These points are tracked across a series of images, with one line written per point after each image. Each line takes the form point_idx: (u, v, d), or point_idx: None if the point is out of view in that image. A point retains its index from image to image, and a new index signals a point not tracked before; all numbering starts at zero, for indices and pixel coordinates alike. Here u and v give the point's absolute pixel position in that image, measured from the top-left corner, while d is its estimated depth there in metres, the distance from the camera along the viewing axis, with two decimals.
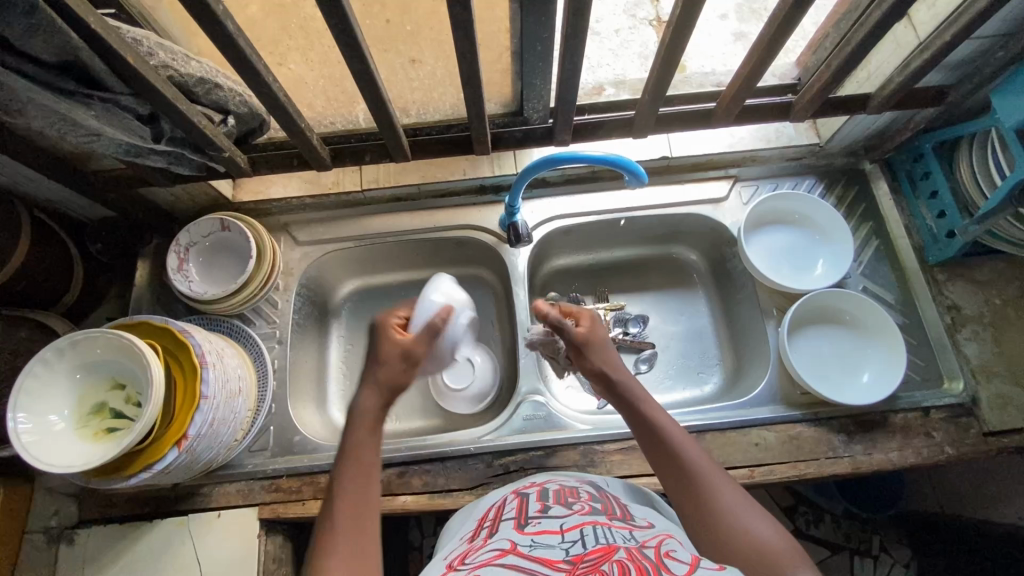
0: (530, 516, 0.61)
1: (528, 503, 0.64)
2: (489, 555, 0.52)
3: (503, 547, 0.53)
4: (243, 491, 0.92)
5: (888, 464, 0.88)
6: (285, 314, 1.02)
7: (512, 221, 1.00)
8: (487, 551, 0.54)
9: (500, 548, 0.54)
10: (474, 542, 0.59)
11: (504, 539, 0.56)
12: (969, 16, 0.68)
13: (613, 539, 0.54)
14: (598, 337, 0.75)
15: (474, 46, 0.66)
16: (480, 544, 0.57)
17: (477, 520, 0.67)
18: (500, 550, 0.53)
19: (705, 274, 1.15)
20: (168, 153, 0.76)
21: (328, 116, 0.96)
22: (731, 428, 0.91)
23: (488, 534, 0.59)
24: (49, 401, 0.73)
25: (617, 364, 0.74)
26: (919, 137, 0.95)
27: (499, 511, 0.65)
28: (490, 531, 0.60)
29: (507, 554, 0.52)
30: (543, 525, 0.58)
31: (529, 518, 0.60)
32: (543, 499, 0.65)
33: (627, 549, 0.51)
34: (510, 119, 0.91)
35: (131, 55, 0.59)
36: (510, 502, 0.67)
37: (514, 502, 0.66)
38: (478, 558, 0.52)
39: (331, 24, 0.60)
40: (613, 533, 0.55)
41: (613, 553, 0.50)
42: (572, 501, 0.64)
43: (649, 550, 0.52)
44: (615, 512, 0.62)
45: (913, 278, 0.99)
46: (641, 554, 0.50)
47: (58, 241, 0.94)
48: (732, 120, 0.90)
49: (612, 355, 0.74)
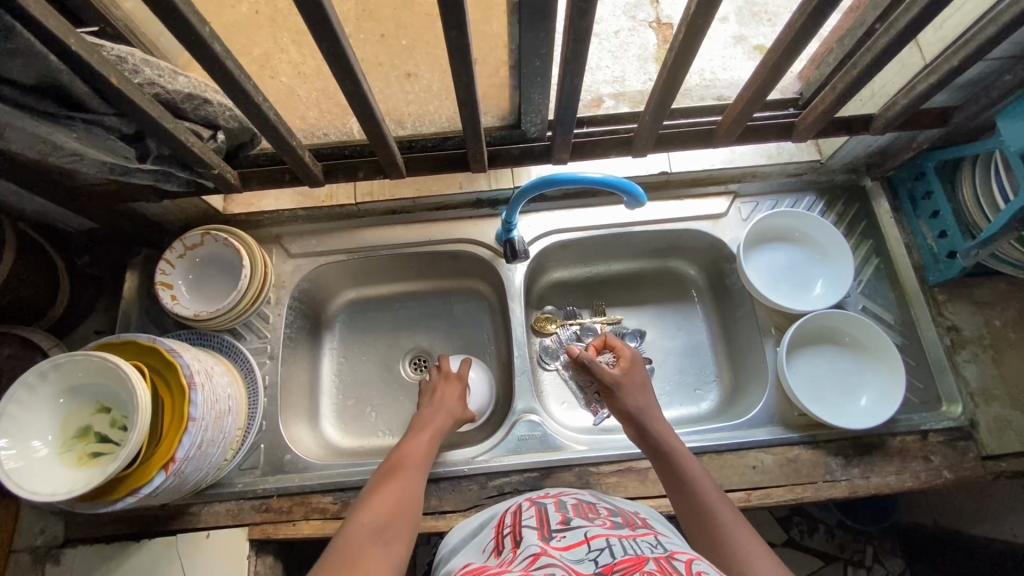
0: (553, 527, 0.59)
1: (548, 514, 0.63)
2: (523, 562, 0.52)
3: (535, 553, 0.53)
4: (232, 511, 0.90)
5: (886, 488, 0.88)
6: (277, 329, 1.00)
7: (507, 237, 0.98)
8: (518, 559, 0.54)
9: (532, 554, 0.54)
10: (499, 554, 0.58)
11: (532, 547, 0.55)
12: (978, 42, 0.67)
13: (641, 550, 0.53)
14: (636, 382, 0.85)
15: (470, 68, 0.64)
16: (509, 553, 0.57)
17: (494, 527, 0.66)
18: (532, 555, 0.53)
19: (703, 289, 1.14)
20: (155, 170, 0.74)
21: (321, 128, 0.91)
22: (728, 450, 0.90)
23: (513, 544, 0.58)
24: (32, 426, 0.71)
25: (648, 404, 0.82)
26: (922, 156, 0.94)
27: (517, 518, 0.64)
28: (515, 541, 0.59)
29: (540, 560, 0.52)
30: (569, 537, 0.57)
31: (553, 530, 0.59)
32: (563, 511, 0.63)
33: (657, 561, 0.50)
34: (508, 133, 0.89)
35: (114, 76, 0.56)
36: (526, 510, 0.65)
37: (531, 510, 0.65)
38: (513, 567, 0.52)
39: (322, 46, 0.58)
40: (640, 544, 0.55)
41: (643, 565, 0.49)
42: (593, 515, 0.62)
43: (678, 562, 0.51)
44: (636, 523, 0.62)
45: (913, 298, 0.98)
46: (671, 566, 0.50)
47: (45, 255, 0.92)
48: (735, 139, 0.88)
49: (644, 397, 0.83)
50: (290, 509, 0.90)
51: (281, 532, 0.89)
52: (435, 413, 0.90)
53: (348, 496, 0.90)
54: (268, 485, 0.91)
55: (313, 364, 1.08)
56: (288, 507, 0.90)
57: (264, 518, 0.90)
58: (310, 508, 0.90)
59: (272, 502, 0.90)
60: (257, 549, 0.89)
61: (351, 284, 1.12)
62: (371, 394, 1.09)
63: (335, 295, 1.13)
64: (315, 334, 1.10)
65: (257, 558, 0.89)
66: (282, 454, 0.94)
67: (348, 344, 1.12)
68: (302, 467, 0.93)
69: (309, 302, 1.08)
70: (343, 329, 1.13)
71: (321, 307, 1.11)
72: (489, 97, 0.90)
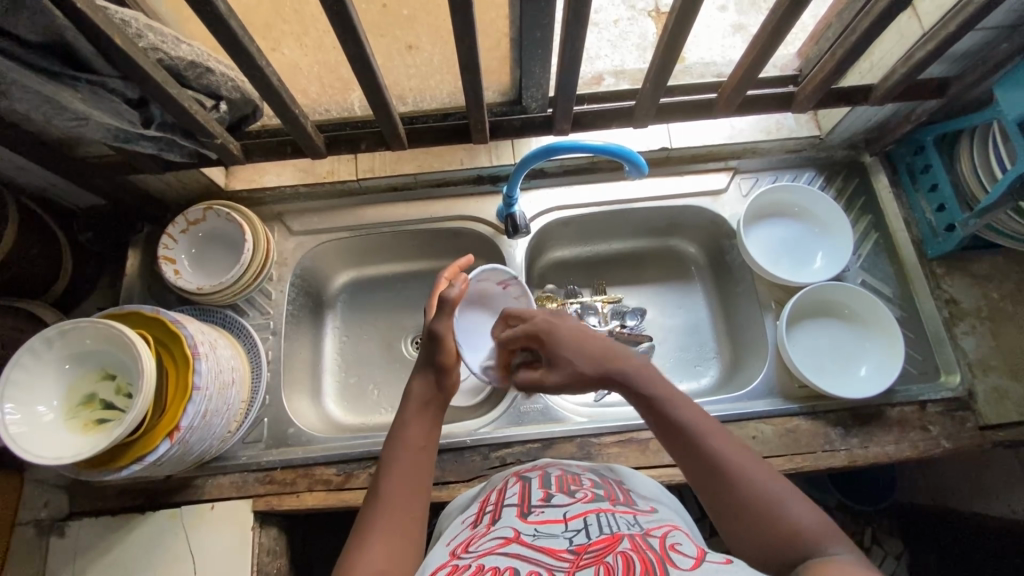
0: (534, 503, 0.59)
1: (531, 490, 0.62)
2: (492, 543, 0.52)
3: (506, 535, 0.53)
4: (236, 483, 0.90)
5: (884, 457, 0.88)
6: (279, 305, 1.01)
7: (510, 212, 0.98)
8: (489, 539, 0.54)
9: (503, 536, 0.53)
10: (476, 528, 0.58)
11: (507, 526, 0.55)
12: (976, 6, 0.67)
13: (617, 527, 0.53)
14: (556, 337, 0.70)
15: (472, 32, 0.65)
16: (484, 530, 0.57)
17: (478, 503, 0.66)
18: (503, 537, 0.53)
19: (703, 267, 1.14)
20: (159, 139, 0.75)
21: (322, 103, 0.93)
22: (727, 421, 0.91)
23: (491, 520, 0.58)
24: (39, 391, 0.72)
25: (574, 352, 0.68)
26: (920, 130, 0.94)
27: (501, 495, 0.64)
28: (493, 518, 0.59)
29: (510, 543, 0.52)
30: (547, 513, 0.57)
31: (532, 505, 0.59)
32: (546, 486, 0.63)
33: (631, 539, 0.51)
34: (508, 107, 0.90)
35: (119, 37, 0.57)
36: (511, 486, 0.65)
37: (516, 486, 0.65)
38: (482, 547, 0.52)
39: (325, 7, 0.59)
40: (618, 520, 0.55)
41: (616, 544, 0.50)
42: (575, 489, 0.62)
43: (653, 539, 0.51)
44: (618, 497, 0.61)
45: (912, 272, 0.99)
46: (645, 544, 0.50)
47: (47, 230, 0.92)
48: (734, 111, 0.89)
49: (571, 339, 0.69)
50: (293, 481, 0.91)
51: (284, 504, 0.89)
52: (414, 388, 0.69)
53: (351, 468, 0.91)
54: (272, 457, 0.92)
55: (314, 341, 1.08)
56: (292, 479, 0.91)
57: (267, 489, 0.90)
58: (314, 480, 0.90)
59: (276, 474, 0.91)
60: (262, 520, 0.90)
61: (352, 263, 1.13)
62: (373, 372, 1.09)
63: (336, 274, 1.13)
64: (316, 313, 1.10)
65: (262, 529, 0.89)
66: (285, 427, 0.95)
67: (349, 323, 1.13)
68: (306, 440, 0.94)
69: (311, 281, 1.08)
70: (344, 308, 1.14)
71: (322, 286, 1.11)
72: (490, 72, 0.90)
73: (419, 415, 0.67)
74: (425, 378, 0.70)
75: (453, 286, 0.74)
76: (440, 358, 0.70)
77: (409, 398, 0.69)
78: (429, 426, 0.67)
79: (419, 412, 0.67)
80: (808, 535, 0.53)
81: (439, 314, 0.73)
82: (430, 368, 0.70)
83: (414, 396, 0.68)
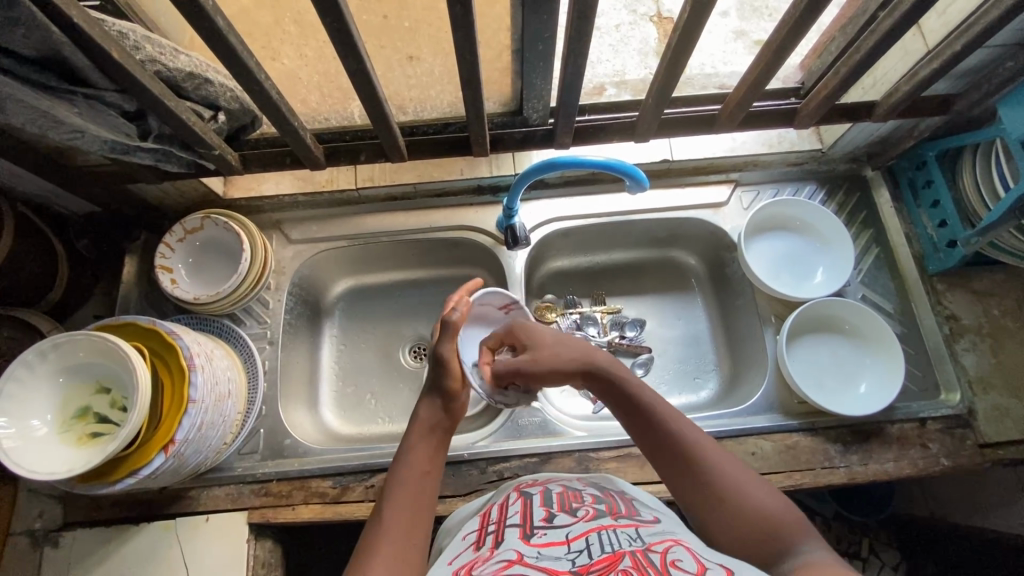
0: (536, 524, 0.58)
1: (533, 509, 0.62)
2: (496, 567, 0.51)
3: (509, 558, 0.52)
4: (231, 495, 0.90)
5: (884, 475, 0.88)
6: (276, 314, 1.00)
7: (510, 223, 0.98)
8: (492, 562, 0.52)
9: (506, 558, 0.52)
10: (478, 549, 0.57)
11: (510, 549, 0.54)
12: (981, 27, 0.67)
13: (619, 545, 0.53)
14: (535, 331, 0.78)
15: (474, 48, 0.64)
16: (486, 553, 0.55)
17: (478, 519, 0.66)
18: (506, 559, 0.52)
19: (704, 279, 1.13)
20: (156, 150, 0.74)
21: (323, 112, 0.91)
22: (727, 436, 0.91)
23: (494, 541, 0.57)
24: (33, 405, 0.72)
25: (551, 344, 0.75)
26: (923, 145, 0.94)
27: (502, 514, 0.63)
28: (496, 540, 0.57)
29: (513, 565, 0.51)
30: (549, 535, 0.56)
31: (534, 527, 0.58)
32: (547, 505, 0.62)
33: (632, 556, 0.50)
34: (510, 119, 0.89)
35: (116, 50, 0.56)
36: (512, 504, 0.64)
37: (517, 504, 0.64)
38: (486, 571, 0.51)
39: (326, 22, 0.58)
40: (619, 536, 0.54)
41: (618, 564, 0.49)
42: (576, 506, 0.61)
43: (654, 554, 0.51)
44: (619, 510, 0.60)
45: (913, 287, 0.98)
46: (646, 559, 0.50)
47: (43, 238, 0.91)
48: (736, 126, 0.89)
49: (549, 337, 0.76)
50: (289, 493, 0.90)
51: (280, 516, 0.89)
52: (422, 412, 0.71)
53: (348, 480, 0.90)
54: (268, 469, 0.91)
55: (312, 350, 1.08)
56: (287, 491, 0.90)
57: (263, 502, 0.89)
58: (309, 492, 0.90)
59: (272, 486, 0.90)
60: (257, 533, 0.89)
61: (350, 271, 1.12)
62: (370, 381, 1.08)
63: (334, 282, 1.12)
64: (314, 320, 1.09)
65: (256, 542, 0.89)
66: (281, 439, 0.94)
67: (347, 331, 1.12)
68: (302, 452, 0.93)
69: (309, 290, 1.08)
70: (343, 316, 1.13)
71: (320, 294, 1.11)
72: (491, 82, 0.89)
73: (418, 431, 0.69)
74: (432, 404, 0.72)
75: (454, 310, 0.75)
76: (448, 382, 0.72)
77: (415, 420, 0.70)
78: (432, 451, 0.68)
79: (424, 436, 0.69)
80: (786, 529, 0.55)
81: (442, 337, 0.74)
82: (437, 393, 0.72)
83: (420, 420, 0.70)
